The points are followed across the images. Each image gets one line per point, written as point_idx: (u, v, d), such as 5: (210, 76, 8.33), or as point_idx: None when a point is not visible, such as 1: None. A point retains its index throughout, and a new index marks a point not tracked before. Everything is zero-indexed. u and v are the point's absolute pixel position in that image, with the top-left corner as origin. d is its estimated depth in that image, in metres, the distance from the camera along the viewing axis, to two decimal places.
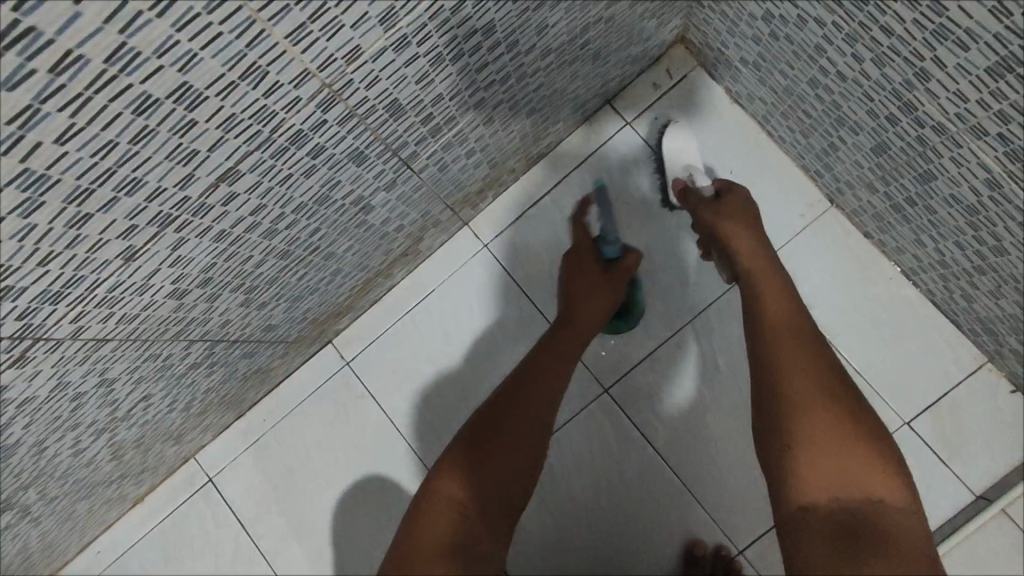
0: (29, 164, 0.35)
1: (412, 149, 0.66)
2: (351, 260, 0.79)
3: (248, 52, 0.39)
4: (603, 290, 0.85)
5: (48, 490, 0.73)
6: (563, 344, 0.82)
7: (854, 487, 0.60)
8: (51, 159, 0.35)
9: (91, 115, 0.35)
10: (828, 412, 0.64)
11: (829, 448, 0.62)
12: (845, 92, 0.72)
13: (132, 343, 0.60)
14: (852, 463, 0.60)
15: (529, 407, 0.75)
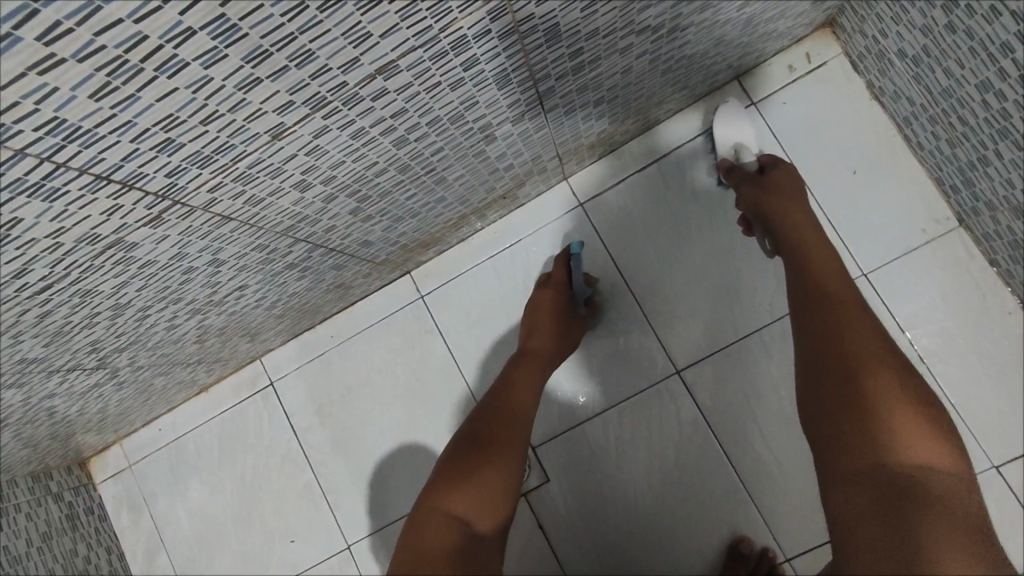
0: (225, 12, 0.34)
1: (550, 83, 0.64)
2: (456, 189, 0.78)
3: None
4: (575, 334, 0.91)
5: (137, 358, 0.76)
6: (526, 380, 0.83)
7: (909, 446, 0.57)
8: (246, 12, 0.34)
9: None
10: (882, 374, 0.61)
11: (889, 411, 0.58)
12: (1022, 100, 0.66)
13: (249, 228, 0.60)
14: (906, 424, 0.58)
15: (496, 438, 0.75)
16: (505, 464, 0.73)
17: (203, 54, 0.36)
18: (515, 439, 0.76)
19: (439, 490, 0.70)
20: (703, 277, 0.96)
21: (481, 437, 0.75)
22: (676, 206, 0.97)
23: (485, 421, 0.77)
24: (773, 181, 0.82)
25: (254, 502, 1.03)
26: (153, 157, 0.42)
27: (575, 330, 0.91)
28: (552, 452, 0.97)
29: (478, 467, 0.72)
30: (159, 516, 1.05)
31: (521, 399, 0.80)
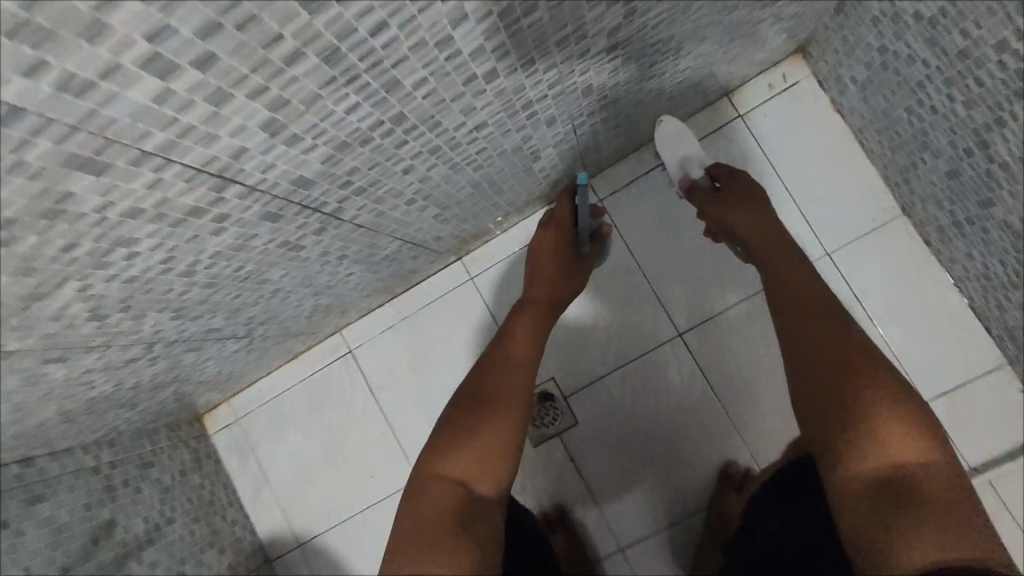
0: (404, 111, 0.57)
1: (582, 118, 0.86)
2: (506, 195, 1.01)
3: (532, 49, 0.59)
4: (579, 270, 1.07)
5: (268, 329, 1.00)
6: (527, 333, 0.92)
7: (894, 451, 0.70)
8: (415, 109, 0.58)
9: (444, 84, 0.57)
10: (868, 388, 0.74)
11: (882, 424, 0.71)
12: (934, 122, 0.89)
13: (369, 232, 0.84)
14: (892, 433, 0.71)
15: (497, 401, 0.80)
16: (502, 420, 0.78)
17: (385, 132, 0.59)
18: (513, 392, 0.82)
19: (441, 440, 0.77)
20: (699, 259, 1.19)
21: (481, 392, 0.82)
22: (677, 202, 1.20)
23: (481, 373, 0.86)
24: (735, 202, 0.99)
25: (340, 447, 1.28)
26: (338, 191, 0.66)
27: (577, 268, 1.07)
28: (579, 401, 1.21)
29: (483, 431, 0.77)
30: (263, 460, 1.31)
31: (521, 361, 0.87)
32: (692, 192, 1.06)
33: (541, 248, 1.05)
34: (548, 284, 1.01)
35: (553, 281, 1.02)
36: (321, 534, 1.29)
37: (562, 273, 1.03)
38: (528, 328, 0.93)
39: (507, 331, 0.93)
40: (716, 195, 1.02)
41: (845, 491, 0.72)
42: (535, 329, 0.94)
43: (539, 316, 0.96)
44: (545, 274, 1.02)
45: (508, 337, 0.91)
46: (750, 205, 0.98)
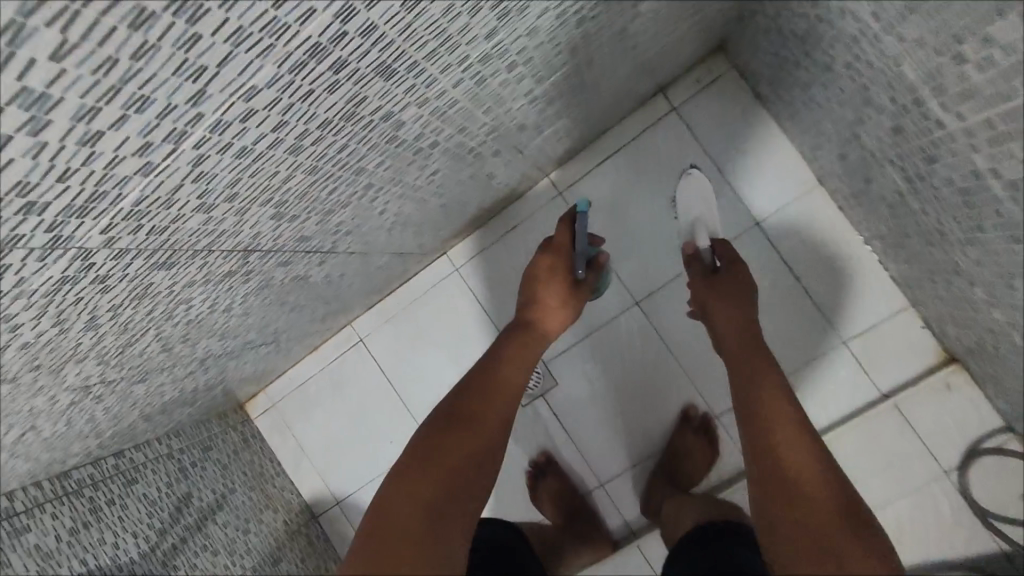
0: (370, 180, 0.77)
1: (524, 141, 1.05)
2: (473, 203, 1.21)
3: (462, 117, 0.78)
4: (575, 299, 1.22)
5: (291, 333, 1.23)
6: (518, 356, 1.08)
7: (802, 485, 0.73)
8: (377, 177, 0.77)
9: (397, 157, 0.76)
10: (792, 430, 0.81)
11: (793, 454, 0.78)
12: (820, 111, 1.06)
13: (360, 255, 1.04)
14: (805, 462, 0.76)
15: (468, 426, 0.91)
16: (478, 447, 0.88)
17: (359, 195, 0.79)
18: (491, 416, 0.94)
19: (410, 460, 0.84)
20: (649, 235, 1.37)
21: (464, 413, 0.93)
22: (626, 188, 1.38)
23: (463, 392, 0.97)
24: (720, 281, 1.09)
25: (362, 420, 1.53)
26: (329, 238, 0.86)
27: (577, 293, 1.22)
28: (558, 363, 1.42)
29: (445, 444, 0.87)
30: (299, 437, 1.57)
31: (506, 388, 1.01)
32: (693, 263, 1.15)
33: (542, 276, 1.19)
34: (544, 310, 1.18)
35: (549, 309, 1.17)
36: (353, 493, 1.55)
37: (557, 305, 1.19)
38: (520, 349, 1.10)
39: (499, 358, 1.06)
40: (709, 272, 1.11)
41: (791, 546, 0.67)
42: (525, 350, 1.10)
43: (536, 341, 1.12)
44: (542, 302, 1.18)
45: (503, 363, 1.05)
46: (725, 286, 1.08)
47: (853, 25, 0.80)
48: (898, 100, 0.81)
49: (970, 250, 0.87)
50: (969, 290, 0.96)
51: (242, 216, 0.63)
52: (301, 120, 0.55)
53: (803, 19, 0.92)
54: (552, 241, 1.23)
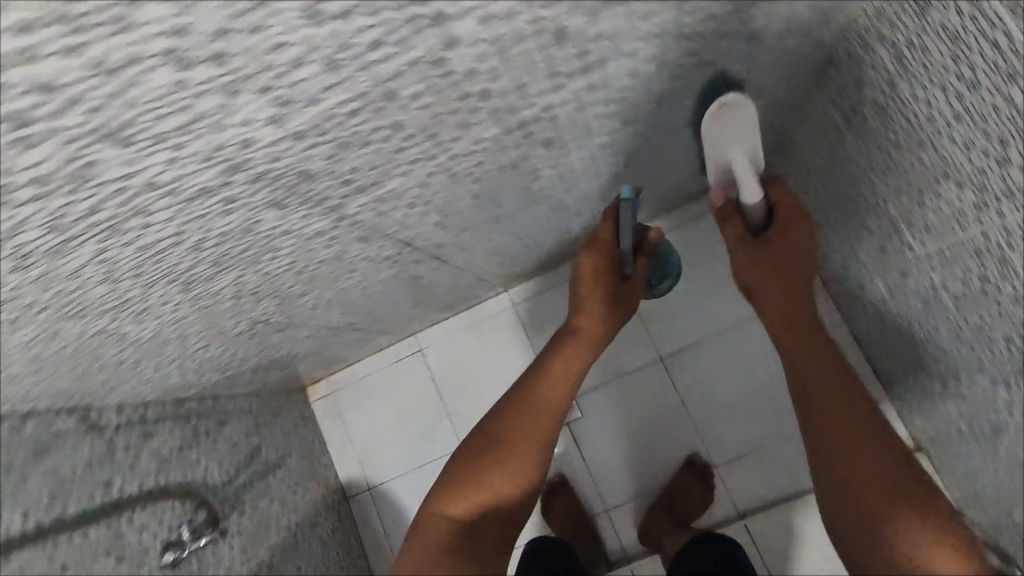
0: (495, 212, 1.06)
1: (596, 209, 1.35)
2: (544, 251, 1.50)
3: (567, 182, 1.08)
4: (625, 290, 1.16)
5: (376, 326, 1.49)
6: (569, 364, 1.13)
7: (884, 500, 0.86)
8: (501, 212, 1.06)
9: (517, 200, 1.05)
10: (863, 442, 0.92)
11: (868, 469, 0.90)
12: (828, 229, 1.34)
13: (456, 271, 1.32)
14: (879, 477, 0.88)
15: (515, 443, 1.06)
16: (519, 467, 1.05)
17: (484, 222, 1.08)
18: (536, 433, 1.07)
19: (469, 451, 1.06)
20: (679, 307, 1.64)
21: (501, 425, 1.07)
22: (665, 264, 1.66)
23: (477, 441, 1.06)
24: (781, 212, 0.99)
25: (406, 420, 1.77)
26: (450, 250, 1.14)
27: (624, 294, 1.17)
28: (587, 402, 1.66)
29: (507, 455, 1.05)
30: (348, 425, 1.80)
31: (546, 414, 1.09)
32: None
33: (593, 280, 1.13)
34: (586, 310, 1.15)
35: (592, 316, 1.15)
36: (386, 482, 1.77)
37: (598, 304, 1.15)
38: (576, 355, 1.14)
39: (533, 370, 1.14)
40: None
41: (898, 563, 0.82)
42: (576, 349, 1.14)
43: (581, 343, 1.15)
44: (586, 307, 1.16)
45: (541, 386, 1.11)
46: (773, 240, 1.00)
47: (856, 169, 1.11)
48: (883, 226, 1.11)
49: (930, 349, 1.13)
50: (930, 385, 1.21)
51: (420, 219, 0.93)
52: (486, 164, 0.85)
53: (822, 159, 1.23)
54: (595, 236, 1.13)
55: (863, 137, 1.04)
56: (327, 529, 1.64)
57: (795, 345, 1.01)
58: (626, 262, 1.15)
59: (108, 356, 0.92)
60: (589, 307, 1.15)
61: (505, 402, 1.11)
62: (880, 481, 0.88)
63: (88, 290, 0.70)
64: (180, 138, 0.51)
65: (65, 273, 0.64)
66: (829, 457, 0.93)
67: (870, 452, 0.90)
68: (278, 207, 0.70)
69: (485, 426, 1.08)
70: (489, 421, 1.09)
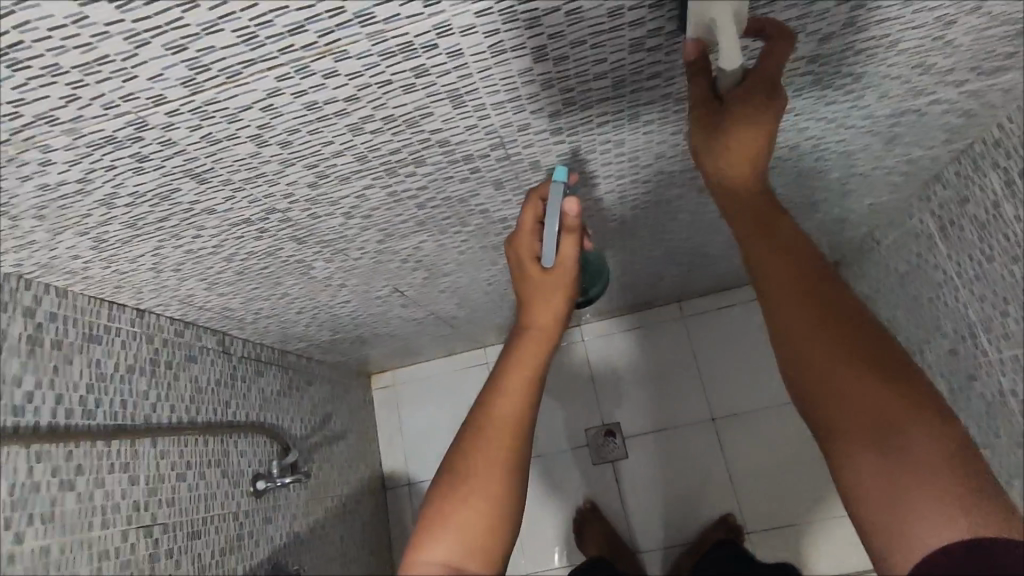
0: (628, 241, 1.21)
1: (696, 264, 1.48)
2: (630, 294, 1.63)
3: (692, 230, 1.23)
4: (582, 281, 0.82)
5: (465, 326, 1.61)
6: (525, 354, 0.75)
7: (903, 458, 0.50)
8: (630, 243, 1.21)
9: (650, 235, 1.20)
10: (904, 398, 0.51)
11: (928, 433, 0.50)
12: (899, 330, 1.47)
13: None
14: (900, 421, 0.50)
15: (479, 458, 0.71)
16: (492, 496, 0.70)
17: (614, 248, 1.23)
18: (492, 438, 0.72)
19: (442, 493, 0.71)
20: (740, 374, 1.75)
21: (469, 449, 0.72)
22: (733, 333, 1.78)
23: (462, 460, 0.72)
24: (748, 83, 0.59)
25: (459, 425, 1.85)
26: None
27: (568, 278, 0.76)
28: (637, 444, 1.75)
29: (468, 484, 0.70)
30: (401, 418, 1.89)
31: (511, 405, 0.73)
32: None
33: (528, 262, 0.77)
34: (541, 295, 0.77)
35: (542, 295, 0.76)
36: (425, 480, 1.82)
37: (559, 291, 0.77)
38: (532, 354, 0.75)
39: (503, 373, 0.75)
40: None
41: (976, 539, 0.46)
42: (538, 352, 0.75)
43: (536, 333, 0.76)
44: (528, 300, 0.77)
45: (494, 399, 0.74)
46: (705, 147, 0.63)
47: (942, 274, 1.24)
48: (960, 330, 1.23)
49: (985, 450, 1.23)
50: None
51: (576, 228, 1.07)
52: (650, 193, 1.00)
53: (908, 261, 1.37)
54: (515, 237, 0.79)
55: (955, 245, 1.18)
56: (367, 509, 1.69)
57: (801, 335, 0.55)
58: (547, 249, 0.76)
59: (283, 286, 1.05)
60: (543, 287, 0.77)
61: (466, 426, 0.73)
62: (938, 462, 0.49)
63: (328, 219, 0.83)
64: (490, 111, 0.67)
65: (331, 198, 0.78)
66: (831, 426, 0.53)
67: (882, 394, 0.51)
68: (497, 186, 0.85)
69: (457, 452, 0.73)
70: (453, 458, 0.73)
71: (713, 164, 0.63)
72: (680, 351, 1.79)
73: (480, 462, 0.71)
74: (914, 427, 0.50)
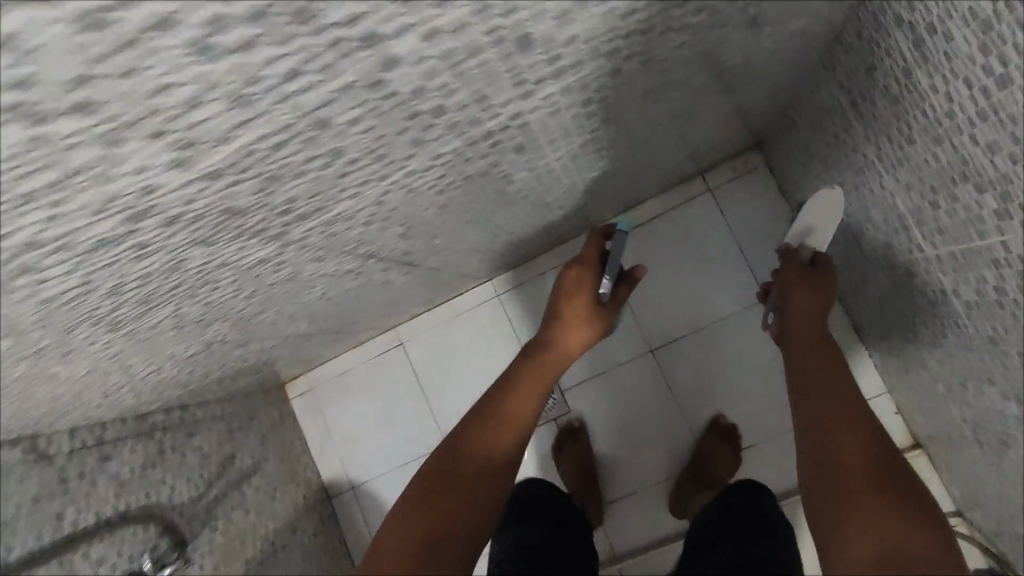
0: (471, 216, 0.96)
1: (585, 201, 1.24)
2: (527, 243, 1.40)
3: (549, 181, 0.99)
4: (602, 316, 1.22)
5: (349, 325, 1.40)
6: (540, 377, 1.11)
7: (880, 511, 0.73)
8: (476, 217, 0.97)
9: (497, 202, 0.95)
10: (867, 474, 0.79)
11: (857, 486, 0.78)
12: (835, 219, 1.25)
13: (433, 270, 1.23)
14: (869, 492, 0.76)
15: (476, 461, 0.94)
16: (467, 502, 0.89)
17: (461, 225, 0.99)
18: (494, 449, 0.97)
19: (429, 483, 0.90)
20: (672, 294, 1.57)
21: (477, 416, 1.02)
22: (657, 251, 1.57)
23: (477, 425, 1.01)
24: (816, 280, 1.09)
25: (389, 416, 1.70)
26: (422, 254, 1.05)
27: (602, 311, 1.21)
28: (580, 391, 1.61)
29: (460, 481, 0.91)
30: (327, 422, 1.74)
31: (512, 423, 1.03)
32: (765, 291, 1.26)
33: (569, 294, 1.20)
34: (568, 333, 1.18)
35: (577, 323, 1.19)
36: (368, 481, 1.71)
37: (582, 321, 1.20)
38: (553, 367, 1.16)
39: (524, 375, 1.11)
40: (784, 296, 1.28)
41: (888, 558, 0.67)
42: (557, 364, 1.16)
43: (545, 355, 1.15)
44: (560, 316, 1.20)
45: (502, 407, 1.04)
46: (794, 293, 1.09)
47: (864, 158, 1.01)
48: (894, 221, 1.01)
49: (940, 348, 1.06)
50: (935, 384, 1.16)
51: (383, 231, 0.83)
52: (452, 173, 0.75)
53: (826, 142, 1.13)
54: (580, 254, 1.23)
55: (871, 124, 0.94)
56: (308, 532, 1.57)
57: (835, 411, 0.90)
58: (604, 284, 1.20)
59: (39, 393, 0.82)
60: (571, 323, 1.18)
61: (491, 401, 1.07)
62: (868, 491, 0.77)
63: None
64: (54, 194, 0.41)
65: None
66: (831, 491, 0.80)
67: (885, 488, 0.77)
68: (203, 240, 0.60)
69: (462, 428, 1.00)
70: (449, 441, 0.97)
71: (796, 305, 1.07)
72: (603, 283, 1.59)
73: (477, 462, 0.94)
74: (861, 484, 0.78)
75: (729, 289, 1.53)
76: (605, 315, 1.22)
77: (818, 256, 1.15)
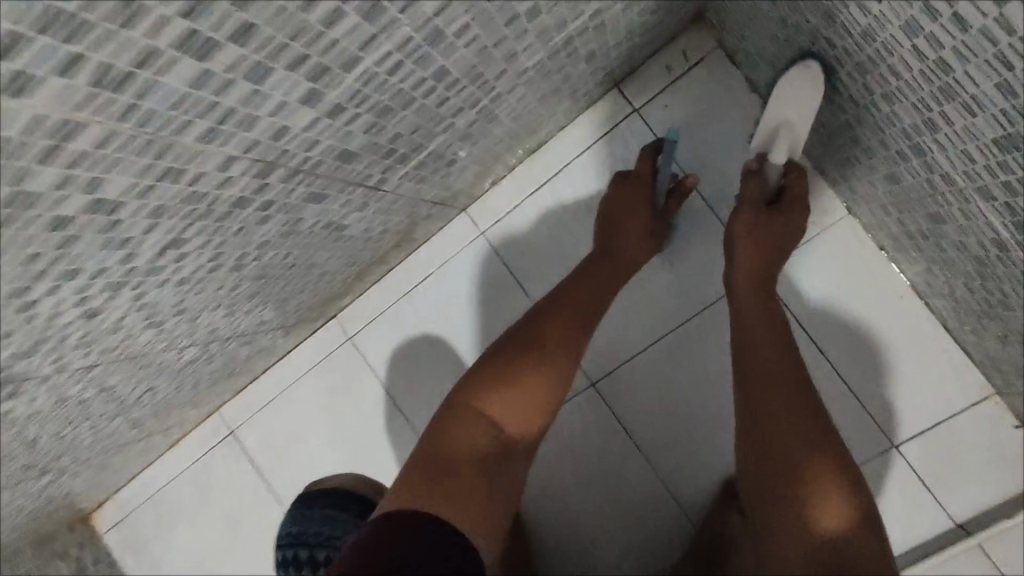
0: None
1: (378, 177, 0.65)
2: (335, 264, 0.82)
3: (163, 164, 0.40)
4: (660, 230, 0.88)
5: (77, 456, 0.84)
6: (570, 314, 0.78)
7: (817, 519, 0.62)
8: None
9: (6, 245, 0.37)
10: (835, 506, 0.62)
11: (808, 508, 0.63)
12: (857, 116, 0.65)
13: (123, 363, 0.65)
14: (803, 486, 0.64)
15: (512, 426, 0.70)
16: (485, 513, 0.63)
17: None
18: (533, 413, 0.72)
19: (455, 462, 0.65)
20: None
21: (460, 406, 0.69)
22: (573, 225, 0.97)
23: (504, 379, 0.71)
24: (775, 219, 0.75)
25: (238, 538, 1.16)
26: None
27: (661, 223, 0.88)
28: None
29: (487, 458, 0.67)
30: (158, 560, 1.20)
31: (554, 374, 0.74)
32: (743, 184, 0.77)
33: (621, 208, 0.85)
34: (621, 249, 0.85)
35: (633, 230, 0.85)
36: None
37: (639, 229, 0.85)
38: (589, 313, 0.80)
39: (542, 347, 0.74)
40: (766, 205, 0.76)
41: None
42: (595, 306, 0.80)
43: (602, 283, 0.82)
44: (614, 220, 0.85)
45: (530, 377, 0.72)
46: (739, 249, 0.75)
47: None
48: (984, 100, 0.46)
49: None
50: None
51: None
52: None
53: None
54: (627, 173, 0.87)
55: None
56: None
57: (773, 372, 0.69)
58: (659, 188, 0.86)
59: None
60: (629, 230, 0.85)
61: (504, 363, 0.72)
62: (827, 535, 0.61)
63: None
64: None
65: None
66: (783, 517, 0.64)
67: (845, 504, 0.63)
68: None
69: (483, 381, 0.71)
70: (448, 425, 0.68)
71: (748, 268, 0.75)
72: (500, 290, 1.01)
73: (506, 449, 0.69)
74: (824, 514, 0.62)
75: (696, 264, 0.95)
76: (659, 224, 0.88)
77: (789, 173, 0.77)
